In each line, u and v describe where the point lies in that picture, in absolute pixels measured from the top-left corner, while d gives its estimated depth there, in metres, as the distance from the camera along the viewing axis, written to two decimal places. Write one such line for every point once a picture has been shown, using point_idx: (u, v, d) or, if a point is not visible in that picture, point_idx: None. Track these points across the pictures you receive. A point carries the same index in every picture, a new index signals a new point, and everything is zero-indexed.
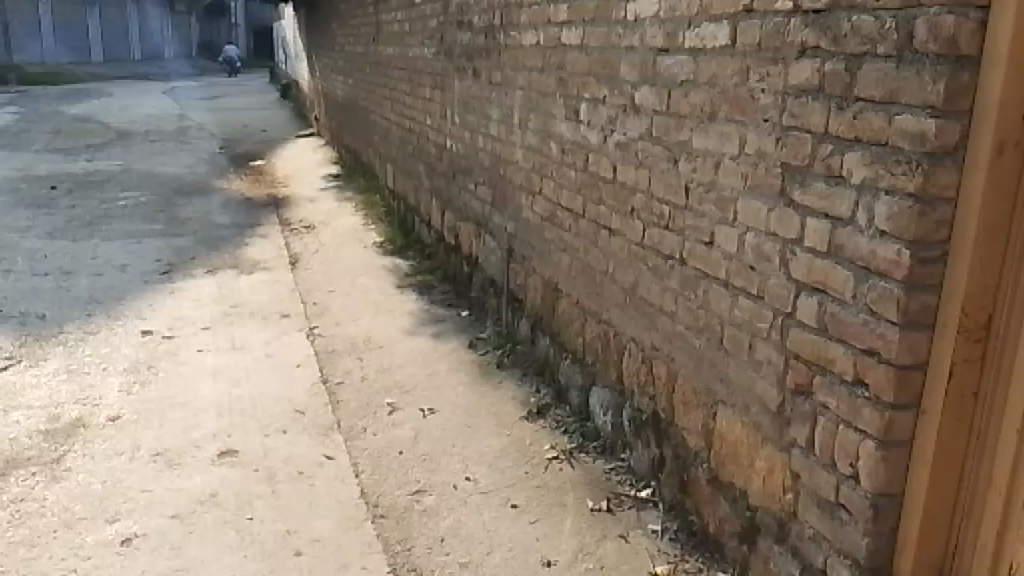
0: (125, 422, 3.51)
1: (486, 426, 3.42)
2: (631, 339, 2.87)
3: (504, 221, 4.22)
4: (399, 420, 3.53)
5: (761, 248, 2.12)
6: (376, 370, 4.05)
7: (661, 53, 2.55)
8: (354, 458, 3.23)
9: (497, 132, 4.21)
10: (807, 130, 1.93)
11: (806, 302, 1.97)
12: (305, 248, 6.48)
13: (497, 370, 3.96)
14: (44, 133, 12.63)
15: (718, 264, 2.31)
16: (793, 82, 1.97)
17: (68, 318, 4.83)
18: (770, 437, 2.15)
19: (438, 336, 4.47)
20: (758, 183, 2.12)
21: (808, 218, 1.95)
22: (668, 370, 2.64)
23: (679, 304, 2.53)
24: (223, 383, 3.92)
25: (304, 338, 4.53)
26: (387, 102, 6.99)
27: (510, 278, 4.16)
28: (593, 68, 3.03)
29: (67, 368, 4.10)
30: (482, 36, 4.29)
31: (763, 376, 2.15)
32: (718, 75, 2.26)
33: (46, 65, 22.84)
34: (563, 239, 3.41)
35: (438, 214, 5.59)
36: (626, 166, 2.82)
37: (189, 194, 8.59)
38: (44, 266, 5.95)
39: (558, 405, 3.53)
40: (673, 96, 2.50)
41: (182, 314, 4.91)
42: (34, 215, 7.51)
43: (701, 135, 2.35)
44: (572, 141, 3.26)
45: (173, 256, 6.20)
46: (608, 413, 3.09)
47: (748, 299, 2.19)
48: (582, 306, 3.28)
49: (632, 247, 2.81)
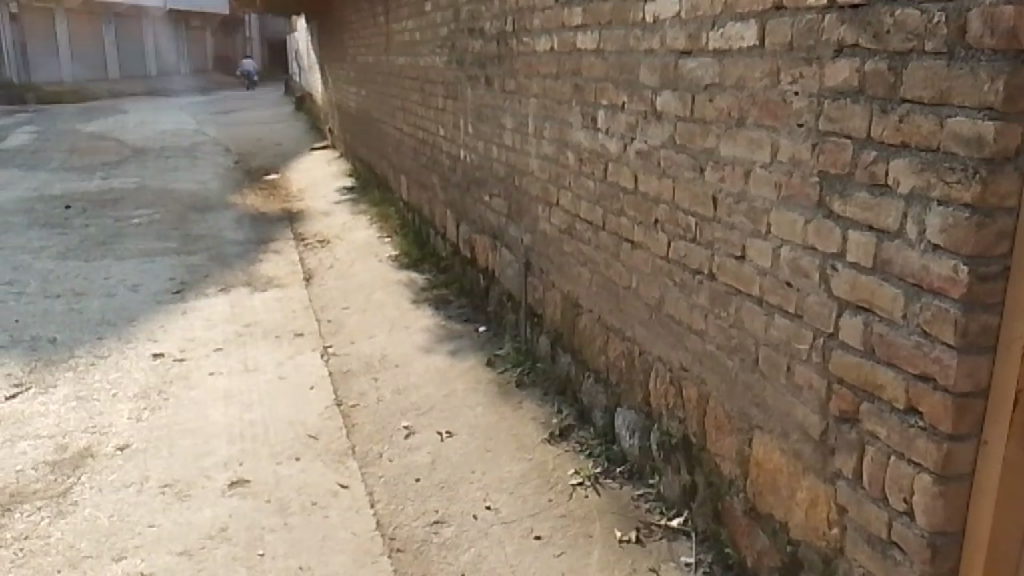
0: (133, 452, 3.40)
1: (506, 449, 3.28)
2: (658, 359, 2.72)
3: (520, 233, 4.08)
4: (416, 444, 3.39)
5: (798, 262, 1.96)
6: (392, 390, 3.93)
7: (683, 56, 2.40)
8: (369, 486, 3.09)
9: (511, 141, 4.07)
10: (846, 136, 1.77)
11: (850, 322, 1.81)
12: (319, 263, 6.37)
13: (517, 389, 3.81)
14: (60, 152, 12.65)
15: (751, 280, 2.15)
16: (830, 83, 1.81)
17: (78, 341, 4.73)
18: (812, 467, 2.00)
19: (455, 353, 4.33)
20: (793, 193, 1.96)
21: (850, 231, 1.79)
22: (698, 392, 2.48)
23: (709, 322, 2.38)
24: (235, 408, 3.80)
25: (317, 358, 4.41)
26: (400, 113, 6.88)
27: (529, 292, 4.02)
28: (611, 74, 2.89)
29: (76, 395, 3.99)
30: (494, 43, 4.16)
31: (803, 401, 2.00)
32: (746, 78, 2.11)
33: (63, 84, 23.03)
34: (583, 252, 3.27)
35: (453, 226, 5.47)
36: (648, 175, 2.67)
37: (203, 211, 8.52)
38: (56, 287, 5.87)
39: (581, 426, 3.38)
40: (696, 101, 2.35)
41: (194, 335, 4.81)
42: (48, 236, 7.46)
43: (729, 142, 2.20)
44: (590, 150, 3.12)
45: (185, 275, 6.11)
46: (635, 436, 2.94)
47: (785, 318, 2.03)
48: (604, 322, 3.13)
49: (656, 261, 2.66)
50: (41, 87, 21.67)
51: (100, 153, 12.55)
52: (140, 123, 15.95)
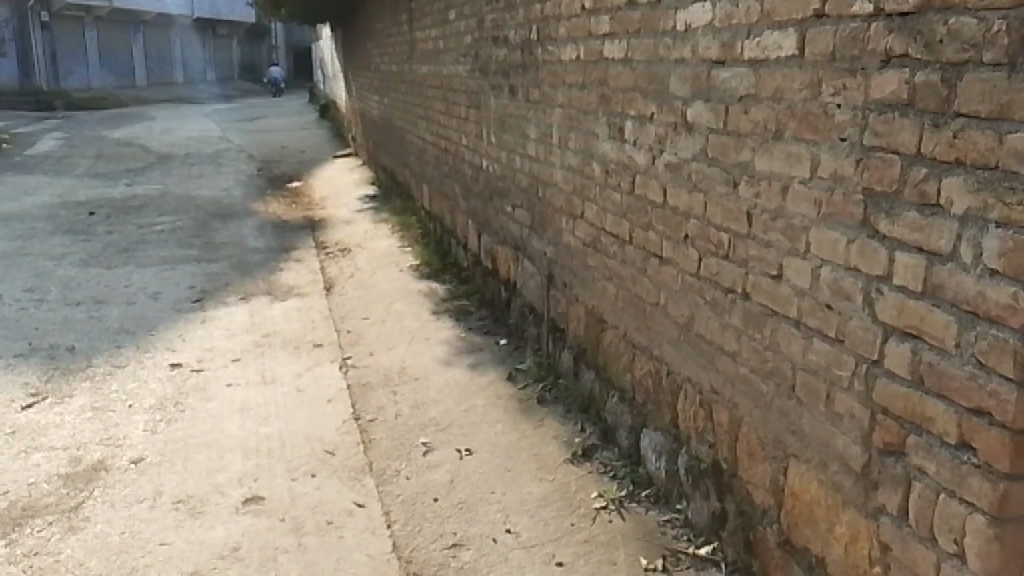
0: (147, 465, 3.34)
1: (527, 469, 3.18)
2: (687, 379, 2.62)
3: (543, 246, 3.99)
4: (434, 462, 3.30)
5: (839, 284, 1.85)
6: (410, 405, 3.84)
7: (716, 66, 2.30)
8: (386, 505, 3.01)
9: (535, 151, 3.99)
10: (894, 151, 1.67)
11: (897, 348, 1.70)
12: (340, 272, 6.32)
13: (539, 405, 3.72)
14: (86, 158, 12.74)
15: (788, 301, 2.05)
16: (876, 95, 1.71)
17: (96, 350, 4.69)
18: (853, 501, 1.88)
19: (475, 367, 4.25)
20: (834, 211, 1.85)
21: (897, 253, 1.68)
22: (730, 417, 2.38)
23: (742, 343, 2.27)
24: (252, 421, 3.73)
25: (336, 369, 4.34)
26: (422, 121, 6.83)
27: (551, 306, 3.92)
28: (639, 83, 2.80)
29: (92, 405, 3.95)
30: (519, 51, 4.08)
31: (844, 430, 1.88)
32: (784, 89, 2.01)
33: (92, 90, 23.31)
34: (608, 266, 3.17)
35: (474, 236, 5.39)
36: (678, 188, 2.57)
37: (225, 218, 8.52)
38: (77, 295, 5.85)
39: (604, 446, 3.27)
40: (730, 113, 2.25)
41: (212, 345, 4.76)
42: (71, 242, 7.47)
43: (765, 156, 2.10)
44: (616, 161, 3.02)
45: (206, 283, 6.08)
46: (662, 459, 2.83)
47: (825, 342, 1.92)
48: (630, 339, 3.03)
49: (686, 278, 2.56)
50: (69, 94, 21.92)
51: (125, 159, 12.63)
52: (165, 130, 16.04)
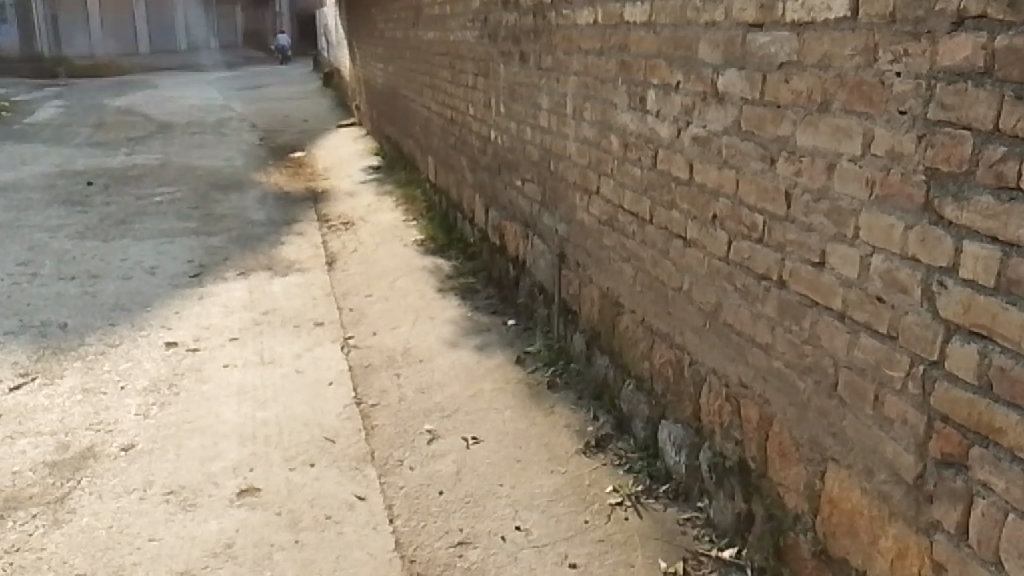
0: (137, 453, 3.18)
1: (537, 460, 3.01)
2: (711, 371, 2.43)
3: (555, 223, 3.79)
4: (439, 451, 3.13)
5: (894, 274, 1.66)
6: (415, 389, 3.66)
7: (753, 29, 2.09)
8: (388, 499, 2.84)
9: (547, 122, 3.77)
10: (965, 126, 1.45)
11: (962, 349, 1.50)
12: (343, 246, 6.12)
13: (549, 391, 3.54)
14: (86, 126, 12.52)
15: (832, 291, 1.86)
16: (945, 62, 1.49)
17: (89, 328, 4.53)
18: (901, 514, 1.70)
19: (482, 349, 4.07)
20: (890, 192, 1.65)
21: (966, 242, 1.48)
22: (760, 413, 2.20)
23: (776, 335, 2.08)
24: (249, 405, 3.57)
25: (337, 350, 4.17)
26: (428, 90, 6.59)
27: (563, 287, 3.73)
28: (663, 49, 2.58)
29: (83, 387, 3.78)
30: (531, 16, 3.85)
31: (894, 436, 1.70)
32: (833, 56, 1.79)
33: (94, 58, 23.04)
34: (626, 246, 2.97)
35: (482, 211, 5.18)
36: (706, 164, 2.36)
37: (226, 189, 8.32)
38: (71, 269, 5.67)
39: (619, 436, 3.10)
40: (769, 82, 2.04)
41: (210, 322, 4.59)
42: (67, 214, 7.29)
43: (809, 130, 1.89)
44: (637, 134, 2.82)
45: (204, 257, 5.89)
46: (681, 453, 2.66)
47: (875, 339, 1.73)
48: (649, 325, 2.84)
49: (713, 261, 2.36)
50: (72, 61, 21.63)
51: (126, 128, 12.40)
52: (167, 98, 15.77)
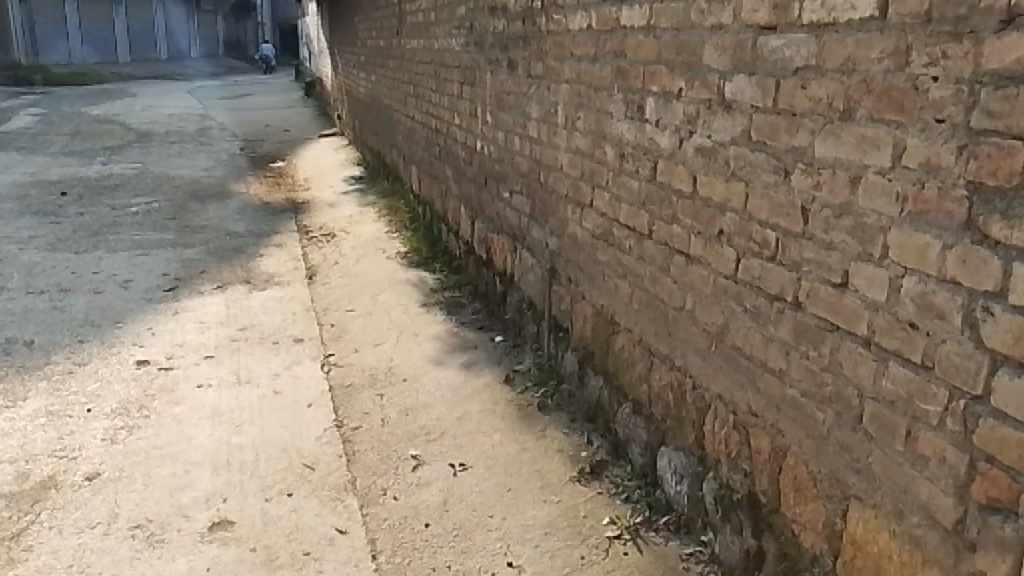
0: (102, 483, 2.97)
1: (529, 489, 2.83)
2: (716, 397, 2.27)
3: (545, 236, 3.63)
4: (425, 479, 2.95)
5: (931, 298, 1.51)
6: (399, 411, 3.48)
7: (765, 32, 1.94)
8: (371, 532, 2.66)
9: (537, 132, 3.62)
10: (1016, 136, 1.31)
11: (1011, 383, 1.35)
12: (323, 259, 5.93)
13: (540, 412, 3.36)
14: (62, 134, 12.25)
15: (856, 315, 1.71)
16: (991, 65, 1.35)
17: (56, 345, 4.31)
18: (937, 561, 1.54)
19: (469, 367, 3.89)
20: (926, 209, 1.51)
21: (1015, 264, 1.33)
22: (773, 444, 2.04)
23: (791, 361, 1.93)
24: (223, 429, 3.37)
25: (316, 368, 3.98)
26: (411, 99, 6.43)
27: (554, 303, 3.56)
28: (664, 54, 2.43)
29: (48, 409, 3.57)
30: (520, 22, 3.69)
31: (930, 475, 1.54)
32: (859, 59, 1.65)
33: (73, 66, 22.69)
34: (622, 262, 2.82)
35: (468, 223, 5.02)
36: (710, 175, 2.21)
37: (204, 199, 8.10)
38: (40, 283, 5.44)
39: (614, 461, 2.93)
40: (783, 88, 1.89)
41: (184, 339, 4.38)
42: (39, 225, 7.04)
43: (829, 140, 1.75)
44: (634, 144, 2.66)
45: (180, 270, 5.68)
46: (682, 482, 2.49)
47: (907, 368, 1.58)
48: (647, 346, 2.68)
49: (718, 279, 2.20)
50: (50, 69, 21.28)
51: (103, 136, 12.13)
52: (146, 107, 15.51)
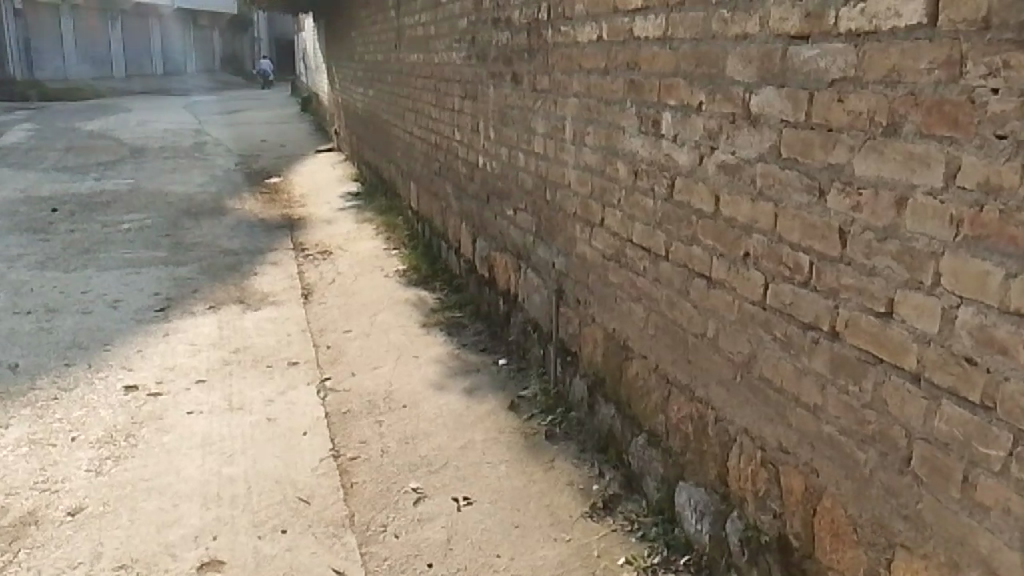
0: (85, 519, 2.81)
1: (538, 526, 2.68)
2: (742, 431, 2.13)
3: (551, 256, 3.49)
4: (427, 514, 2.79)
5: (992, 332, 1.37)
6: (399, 440, 3.32)
7: (796, 42, 1.80)
8: (370, 573, 2.49)
9: (543, 147, 3.49)
10: None
11: None
12: (320, 277, 5.78)
13: (548, 442, 3.21)
14: (55, 150, 12.10)
15: (903, 348, 1.57)
16: None
17: (42, 369, 4.14)
18: None
19: (472, 392, 3.74)
20: (986, 233, 1.37)
21: None
22: (806, 484, 1.89)
23: (828, 395, 1.78)
24: (214, 459, 3.20)
25: (312, 394, 3.82)
26: (410, 114, 6.31)
27: (561, 326, 3.42)
28: (681, 66, 2.30)
29: (30, 438, 3.40)
30: (525, 34, 3.57)
31: (991, 527, 1.40)
32: (905, 70, 1.51)
33: (67, 80, 22.56)
34: (636, 284, 2.68)
35: (469, 241, 4.88)
36: (734, 194, 2.08)
37: (198, 216, 7.95)
38: (27, 302, 5.28)
39: (627, 495, 2.78)
40: (816, 101, 1.75)
41: (175, 363, 4.22)
42: (28, 242, 6.88)
43: (871, 157, 1.61)
44: (648, 160, 2.53)
45: (172, 290, 5.52)
46: (704, 520, 2.34)
47: (964, 408, 1.44)
48: (663, 373, 2.54)
49: (744, 305, 2.06)
50: (45, 84, 21.13)
51: (96, 152, 11.98)
52: (140, 122, 15.37)
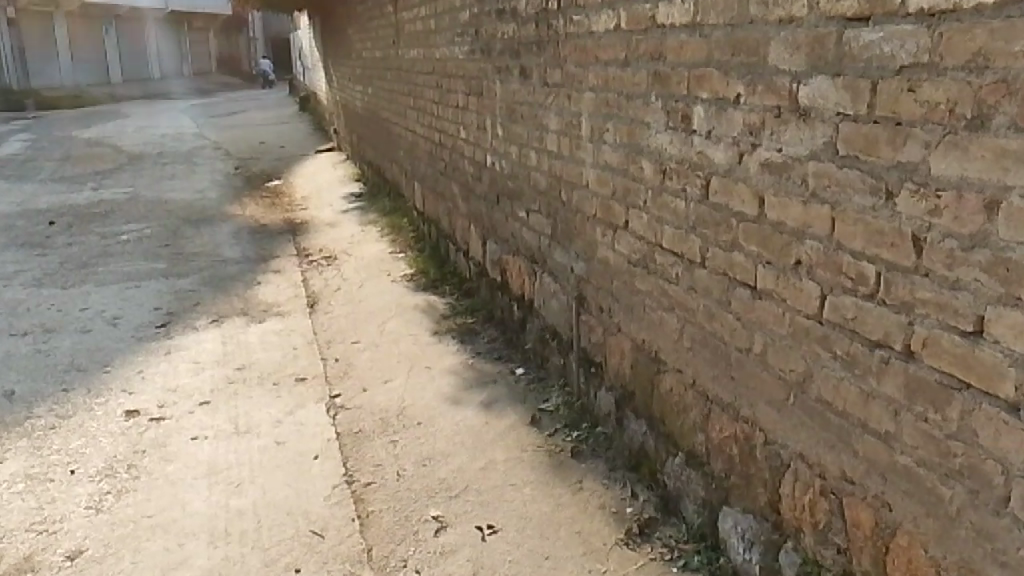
0: (85, 563, 2.62)
1: (570, 557, 2.48)
2: (798, 456, 1.93)
3: (569, 261, 3.29)
4: (450, 546, 2.60)
5: None
6: (416, 462, 3.13)
7: (854, 24, 1.59)
8: None
9: (556, 145, 3.28)
10: None
11: None
12: (325, 285, 5.59)
13: (574, 460, 3.02)
14: (52, 160, 11.91)
15: (998, 373, 1.36)
16: None
17: (39, 395, 3.96)
18: None
19: (490, 406, 3.55)
20: None
21: None
22: (877, 518, 1.69)
23: (903, 422, 1.58)
24: (221, 490, 3.02)
25: (322, 412, 3.63)
26: (412, 112, 6.10)
27: (583, 335, 3.22)
28: (713, 55, 2.09)
29: (26, 473, 3.22)
30: (533, 24, 3.36)
31: None
32: (994, 53, 1.30)
33: (64, 88, 22.35)
34: (667, 292, 2.48)
35: (478, 244, 4.68)
36: (782, 196, 1.87)
37: (198, 224, 7.75)
38: (24, 323, 5.09)
39: (664, 519, 2.58)
40: (880, 91, 1.54)
41: (177, 384, 4.03)
42: (25, 258, 6.69)
43: (951, 154, 1.40)
44: (678, 159, 2.32)
45: (172, 304, 5.33)
46: (753, 551, 2.15)
47: None
48: (703, 389, 2.34)
49: (798, 319, 1.86)
50: (41, 92, 20.93)
51: (93, 161, 11.79)
52: (138, 128, 15.17)
